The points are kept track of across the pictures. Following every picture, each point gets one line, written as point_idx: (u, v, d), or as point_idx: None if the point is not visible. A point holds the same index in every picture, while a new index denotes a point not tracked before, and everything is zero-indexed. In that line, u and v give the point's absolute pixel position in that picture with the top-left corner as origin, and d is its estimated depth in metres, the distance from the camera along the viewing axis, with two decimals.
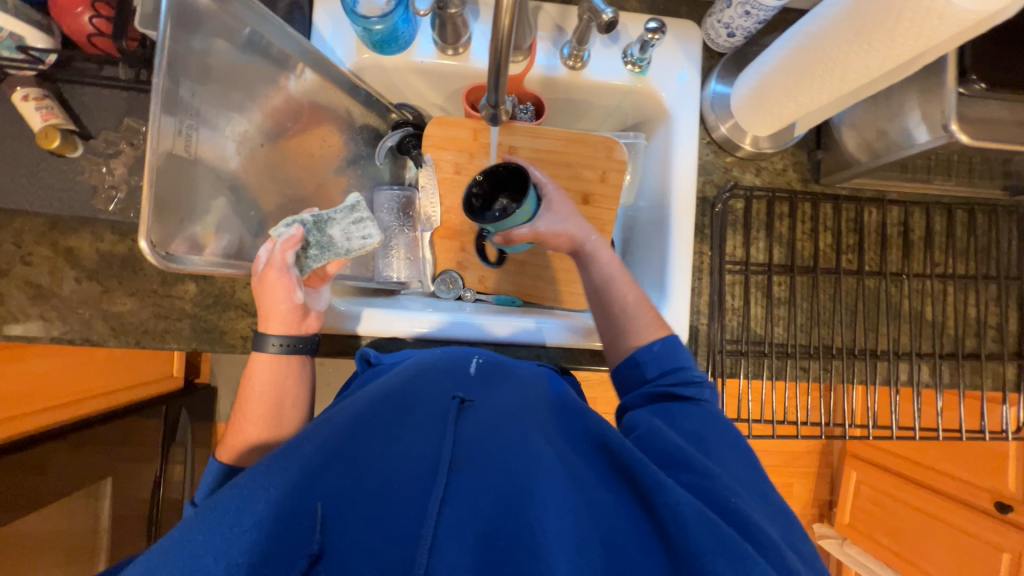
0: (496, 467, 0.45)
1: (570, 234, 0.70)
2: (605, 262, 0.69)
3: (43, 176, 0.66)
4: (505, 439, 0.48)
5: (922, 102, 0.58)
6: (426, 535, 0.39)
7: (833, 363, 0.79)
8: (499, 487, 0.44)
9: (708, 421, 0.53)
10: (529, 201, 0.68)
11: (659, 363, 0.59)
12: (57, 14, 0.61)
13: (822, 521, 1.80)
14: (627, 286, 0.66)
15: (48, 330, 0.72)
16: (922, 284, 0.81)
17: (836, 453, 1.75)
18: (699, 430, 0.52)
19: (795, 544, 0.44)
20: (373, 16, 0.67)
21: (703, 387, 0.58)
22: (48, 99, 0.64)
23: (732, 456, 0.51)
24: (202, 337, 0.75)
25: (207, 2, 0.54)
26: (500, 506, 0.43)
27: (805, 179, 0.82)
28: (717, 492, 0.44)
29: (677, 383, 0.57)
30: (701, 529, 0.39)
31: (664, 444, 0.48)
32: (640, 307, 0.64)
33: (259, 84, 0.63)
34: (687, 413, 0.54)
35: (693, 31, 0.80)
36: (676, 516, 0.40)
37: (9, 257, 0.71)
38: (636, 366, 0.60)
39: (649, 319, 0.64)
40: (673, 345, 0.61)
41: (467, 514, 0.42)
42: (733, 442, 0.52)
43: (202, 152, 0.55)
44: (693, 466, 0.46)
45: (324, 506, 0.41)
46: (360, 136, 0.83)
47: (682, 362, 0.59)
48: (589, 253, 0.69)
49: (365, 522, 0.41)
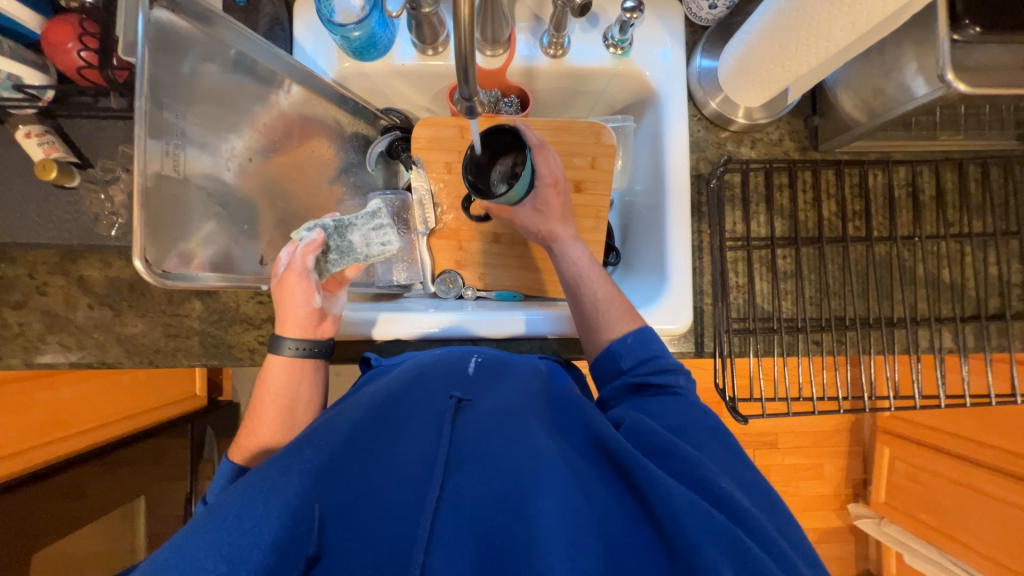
0: (492, 465, 0.45)
1: (541, 233, 0.73)
2: (577, 259, 0.70)
3: (49, 209, 0.69)
4: (500, 433, 0.48)
5: (917, 54, 0.56)
6: (424, 537, 0.39)
7: (848, 335, 0.77)
8: (496, 483, 0.44)
9: (687, 411, 0.53)
10: (518, 188, 0.68)
11: (634, 354, 0.60)
12: (49, 52, 0.64)
13: (857, 501, 1.74)
14: (599, 282, 0.68)
15: (67, 356, 0.75)
16: (938, 246, 0.77)
17: (866, 429, 1.70)
18: (680, 421, 0.52)
19: (785, 529, 0.45)
20: (349, 24, 0.67)
21: (679, 373, 0.58)
22: (49, 134, 0.67)
23: (716, 444, 0.50)
24: (211, 352, 0.77)
25: (185, 25, 0.54)
26: (498, 503, 0.43)
27: (803, 147, 0.80)
28: (710, 481, 0.43)
29: (652, 372, 0.58)
30: (696, 522, 0.39)
31: (649, 435, 0.48)
32: (613, 302, 0.66)
33: (246, 101, 0.64)
34: (663, 404, 0.54)
35: (674, 7, 0.78)
36: (669, 507, 0.40)
37: (25, 289, 0.74)
38: (612, 358, 0.61)
39: (621, 312, 0.64)
40: (647, 336, 0.61)
41: (465, 512, 0.42)
42: (715, 430, 0.52)
43: (191, 171, 0.56)
44: (681, 454, 0.46)
45: (323, 508, 0.41)
46: (351, 144, 0.84)
47: (657, 350, 0.60)
48: (559, 252, 0.71)
49: (364, 523, 0.41)
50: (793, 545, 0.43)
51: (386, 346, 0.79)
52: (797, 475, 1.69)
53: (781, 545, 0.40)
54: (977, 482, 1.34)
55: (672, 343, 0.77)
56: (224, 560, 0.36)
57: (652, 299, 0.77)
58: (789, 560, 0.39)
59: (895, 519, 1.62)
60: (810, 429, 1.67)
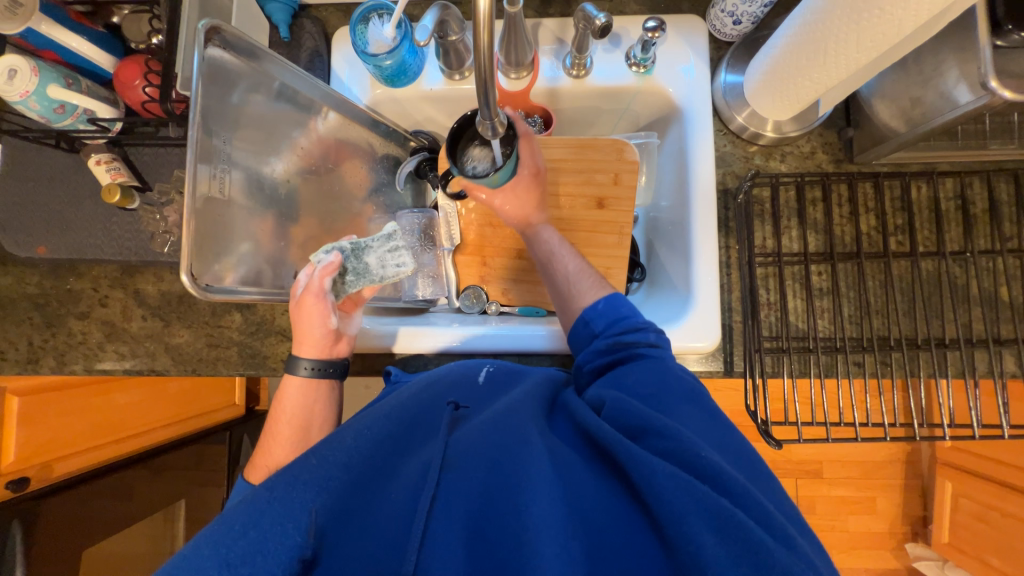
0: (482, 459, 0.47)
1: (517, 217, 0.76)
2: (548, 239, 0.73)
3: (115, 228, 0.76)
4: (489, 432, 0.49)
5: (959, 62, 0.53)
6: (417, 533, 0.42)
7: (893, 356, 0.72)
8: (484, 478, 0.45)
9: (663, 377, 0.54)
10: (500, 174, 0.66)
11: (605, 318, 0.61)
12: (119, 88, 0.71)
13: (916, 541, 1.58)
14: (570, 257, 0.70)
15: (122, 363, 0.81)
16: (993, 262, 0.72)
17: (924, 462, 1.56)
18: (658, 391, 0.52)
19: (773, 497, 0.46)
20: (381, 53, 0.72)
21: (648, 331, 0.60)
22: (116, 161, 0.74)
23: (694, 409, 0.51)
24: (248, 362, 0.81)
25: (235, 60, 0.59)
26: (487, 497, 0.44)
27: (837, 160, 0.77)
28: (692, 452, 0.43)
29: (623, 333, 0.59)
30: (677, 495, 0.40)
31: (631, 415, 0.48)
32: (583, 273, 0.68)
33: (287, 127, 0.68)
34: (638, 373, 0.55)
35: (697, 24, 0.78)
36: (651, 486, 0.41)
37: (89, 301, 0.81)
38: (585, 325, 0.62)
39: (591, 282, 0.67)
40: (617, 301, 0.62)
41: (454, 505, 0.44)
42: (689, 393, 0.53)
43: (234, 193, 0.60)
44: (663, 430, 0.46)
45: (319, 516, 0.43)
46: (381, 165, 0.88)
47: (627, 313, 0.61)
48: (533, 232, 0.74)
49: (362, 525, 0.44)
50: (777, 506, 0.44)
51: (410, 359, 0.81)
52: (845, 509, 1.56)
53: (767, 505, 0.41)
54: None
55: (701, 362, 0.75)
56: (228, 564, 0.39)
57: (676, 317, 0.75)
58: (782, 526, 0.40)
59: (962, 564, 1.46)
60: (859, 458, 1.55)
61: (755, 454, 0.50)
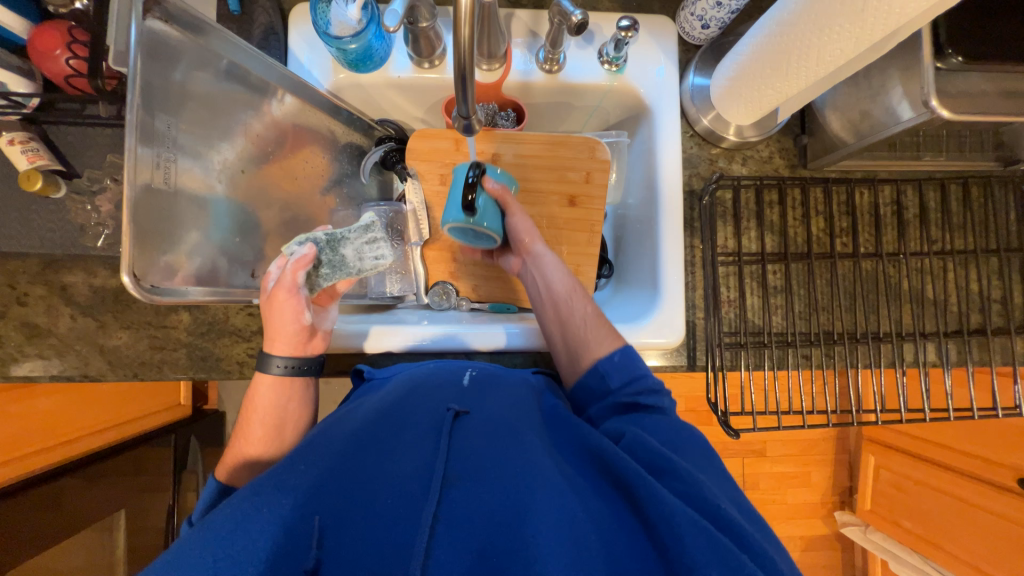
0: (491, 481, 0.48)
1: (524, 244, 0.75)
2: (552, 279, 0.72)
3: (34, 217, 0.67)
4: (500, 452, 0.51)
5: (902, 79, 0.58)
6: (421, 553, 0.41)
7: (836, 349, 0.78)
8: (492, 503, 0.46)
9: (676, 427, 0.56)
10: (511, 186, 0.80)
11: (620, 373, 0.61)
12: (36, 59, 0.62)
13: (844, 509, 1.75)
14: (579, 302, 0.69)
15: (47, 368, 0.73)
16: (921, 263, 0.80)
17: (852, 439, 1.73)
18: (677, 438, 0.55)
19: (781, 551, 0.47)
20: (346, 36, 0.67)
21: (663, 395, 0.60)
22: (33, 141, 0.66)
23: (703, 457, 0.53)
24: (198, 365, 0.75)
25: (178, 35, 0.53)
26: (491, 521, 0.45)
27: (792, 165, 0.81)
28: (709, 500, 0.45)
29: (641, 393, 0.59)
30: (695, 538, 0.41)
31: (650, 452, 0.49)
32: (597, 322, 0.67)
33: (237, 110, 0.62)
34: (654, 424, 0.55)
35: (667, 26, 0.79)
36: (670, 525, 0.42)
37: (4, 300, 0.71)
38: (600, 377, 0.62)
39: (603, 333, 0.65)
40: (631, 355, 0.62)
41: (461, 525, 0.44)
42: (695, 440, 0.55)
43: (182, 183, 0.55)
44: (680, 472, 0.47)
45: (322, 520, 0.43)
46: (344, 154, 0.84)
47: (642, 371, 0.61)
48: (540, 270, 0.73)
49: (361, 537, 0.43)
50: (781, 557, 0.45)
51: (378, 359, 0.79)
52: (785, 483, 1.71)
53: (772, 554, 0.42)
54: (961, 490, 1.36)
55: (666, 357, 0.78)
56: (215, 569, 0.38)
57: (645, 313, 0.77)
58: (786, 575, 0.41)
59: (881, 527, 1.64)
60: (798, 437, 1.69)
61: (750, 506, 0.51)
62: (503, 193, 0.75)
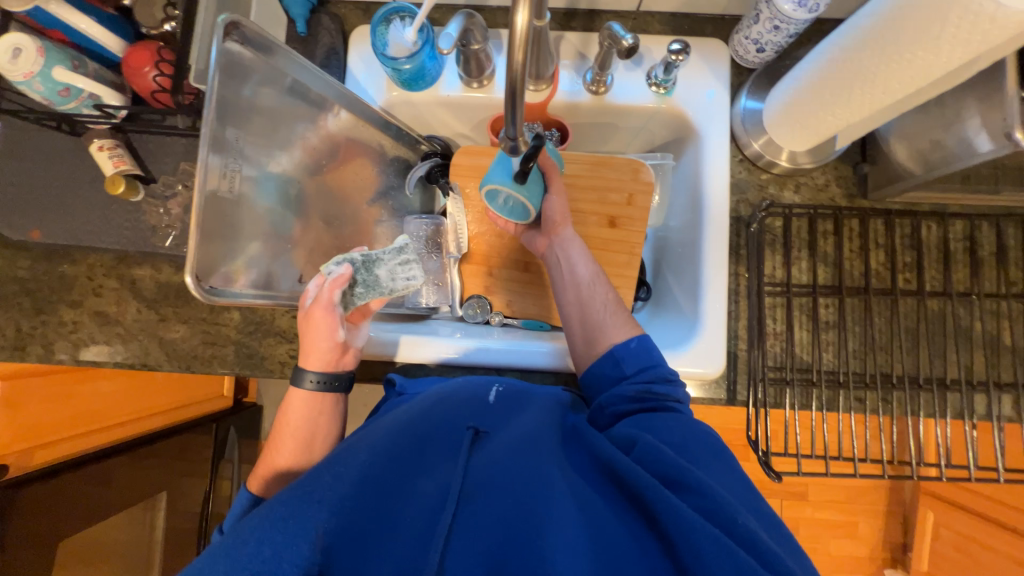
0: (507, 493, 0.47)
1: (557, 225, 0.73)
2: (574, 265, 0.70)
3: (115, 217, 0.74)
4: (513, 466, 0.50)
5: (982, 109, 0.53)
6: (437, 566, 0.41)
7: (894, 394, 0.72)
8: (507, 518, 0.45)
9: (688, 429, 0.54)
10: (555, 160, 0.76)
11: (636, 360, 0.61)
12: (128, 75, 0.69)
13: (895, 567, 1.59)
14: (601, 289, 0.68)
15: (112, 355, 0.79)
16: (997, 305, 0.73)
17: (908, 490, 1.58)
18: (689, 439, 0.53)
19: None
20: (401, 57, 0.70)
21: (675, 384, 0.61)
22: (119, 148, 0.72)
23: (722, 467, 0.51)
24: (243, 362, 0.79)
25: (252, 57, 0.57)
26: (507, 536, 0.44)
27: (851, 194, 0.77)
28: (730, 516, 0.43)
29: (652, 381, 0.60)
30: (717, 559, 0.39)
31: (664, 463, 0.48)
32: (616, 309, 0.67)
33: (297, 124, 0.67)
34: (666, 422, 0.55)
35: (719, 48, 0.78)
36: (691, 545, 0.41)
37: (82, 290, 0.78)
38: (614, 363, 0.62)
39: (623, 320, 0.66)
40: (648, 344, 0.63)
41: (474, 540, 0.44)
42: (713, 446, 0.53)
43: (243, 191, 0.58)
44: (697, 486, 0.46)
45: (329, 533, 0.42)
46: (392, 168, 0.87)
47: (656, 359, 0.61)
48: (563, 255, 0.72)
49: (378, 553, 0.43)
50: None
51: (411, 368, 0.80)
52: (828, 532, 1.58)
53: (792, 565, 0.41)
54: None
55: (703, 388, 0.75)
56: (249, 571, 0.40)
57: (682, 341, 0.75)
58: None
59: None
60: (845, 484, 1.56)
61: (773, 514, 0.50)
62: (551, 167, 0.72)
